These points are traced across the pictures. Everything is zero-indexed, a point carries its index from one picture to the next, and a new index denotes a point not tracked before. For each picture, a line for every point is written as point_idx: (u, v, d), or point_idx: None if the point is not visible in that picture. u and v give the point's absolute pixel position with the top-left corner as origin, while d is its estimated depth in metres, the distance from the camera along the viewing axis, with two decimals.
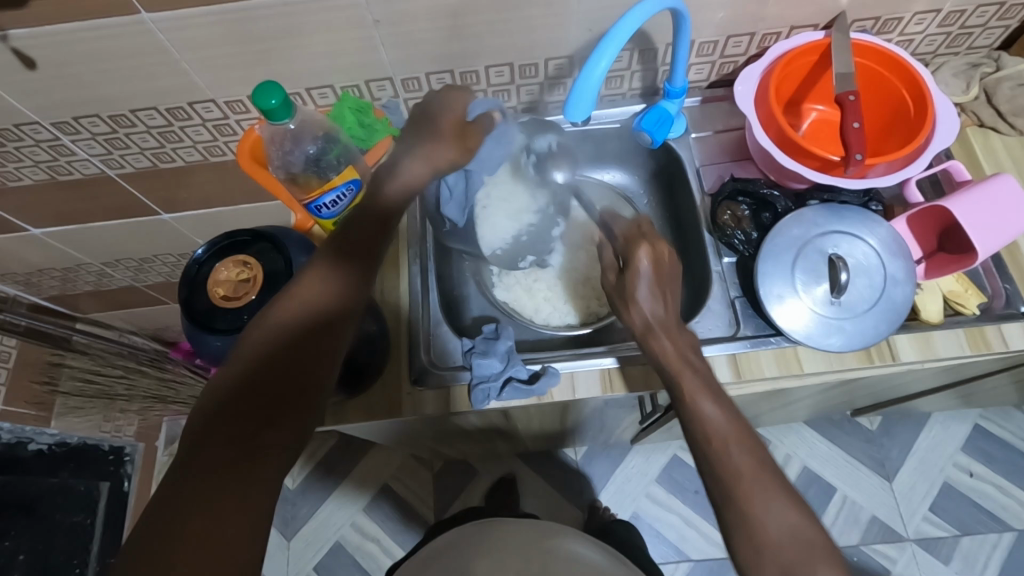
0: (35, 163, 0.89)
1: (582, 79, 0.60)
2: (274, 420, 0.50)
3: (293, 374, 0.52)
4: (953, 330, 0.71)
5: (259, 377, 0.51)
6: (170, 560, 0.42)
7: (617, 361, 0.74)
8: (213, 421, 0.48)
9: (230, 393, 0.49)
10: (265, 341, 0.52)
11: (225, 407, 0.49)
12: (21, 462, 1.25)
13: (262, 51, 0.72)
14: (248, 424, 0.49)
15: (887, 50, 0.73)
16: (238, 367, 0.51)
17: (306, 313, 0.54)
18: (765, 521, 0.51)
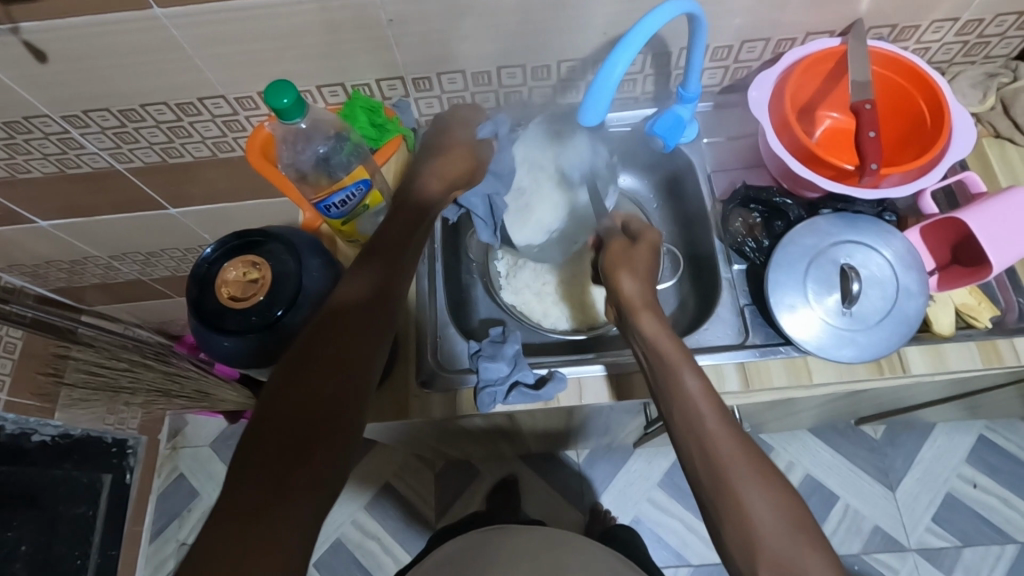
0: (44, 155, 0.89)
1: (599, 83, 0.60)
2: (305, 453, 0.46)
3: (322, 401, 0.49)
4: (965, 343, 0.71)
5: (286, 410, 0.48)
6: None
7: (604, 368, 0.73)
8: (242, 468, 0.45)
9: (258, 433, 0.47)
10: (298, 375, 0.50)
11: (253, 451, 0.46)
12: (25, 453, 1.27)
13: (274, 48, 0.72)
14: (281, 460, 0.45)
15: (905, 59, 0.72)
16: (265, 406, 0.49)
17: (333, 344, 0.52)
18: (753, 508, 0.48)
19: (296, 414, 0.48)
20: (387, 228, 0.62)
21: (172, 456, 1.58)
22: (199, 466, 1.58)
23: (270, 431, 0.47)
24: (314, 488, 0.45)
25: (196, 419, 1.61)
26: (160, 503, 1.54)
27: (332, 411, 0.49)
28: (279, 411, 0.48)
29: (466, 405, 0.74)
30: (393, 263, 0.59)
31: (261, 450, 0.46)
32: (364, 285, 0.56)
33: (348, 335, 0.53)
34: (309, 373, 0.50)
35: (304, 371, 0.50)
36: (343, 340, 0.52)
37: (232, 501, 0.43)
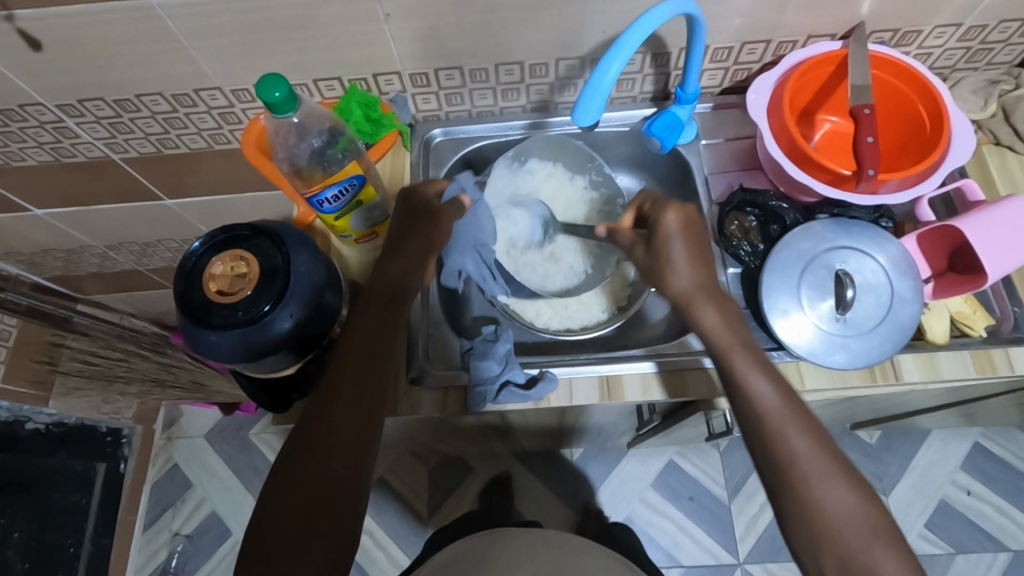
0: (39, 144, 0.88)
1: (593, 83, 0.59)
2: (322, 515, 0.54)
3: (334, 463, 0.56)
4: (960, 352, 0.70)
5: (303, 474, 0.55)
6: None
7: (655, 365, 0.73)
8: (267, 527, 0.53)
9: (280, 493, 0.55)
10: (315, 432, 0.56)
11: (277, 510, 0.54)
12: (18, 441, 1.26)
13: (269, 41, 0.72)
14: (300, 516, 0.53)
15: (905, 64, 0.72)
16: (285, 463, 0.56)
17: (344, 402, 0.58)
18: (824, 502, 0.55)
19: (313, 477, 0.55)
20: (392, 273, 0.65)
21: (166, 446, 1.59)
22: (194, 457, 1.58)
23: (291, 492, 0.54)
24: (327, 546, 0.53)
25: (191, 410, 1.62)
26: (153, 494, 1.55)
27: (342, 472, 0.56)
28: (298, 472, 0.55)
29: (457, 404, 0.73)
30: (393, 310, 0.63)
31: (283, 511, 0.54)
32: (368, 335, 0.61)
33: (356, 394, 0.58)
34: (321, 435, 0.56)
35: (319, 431, 0.56)
36: (353, 398, 0.58)
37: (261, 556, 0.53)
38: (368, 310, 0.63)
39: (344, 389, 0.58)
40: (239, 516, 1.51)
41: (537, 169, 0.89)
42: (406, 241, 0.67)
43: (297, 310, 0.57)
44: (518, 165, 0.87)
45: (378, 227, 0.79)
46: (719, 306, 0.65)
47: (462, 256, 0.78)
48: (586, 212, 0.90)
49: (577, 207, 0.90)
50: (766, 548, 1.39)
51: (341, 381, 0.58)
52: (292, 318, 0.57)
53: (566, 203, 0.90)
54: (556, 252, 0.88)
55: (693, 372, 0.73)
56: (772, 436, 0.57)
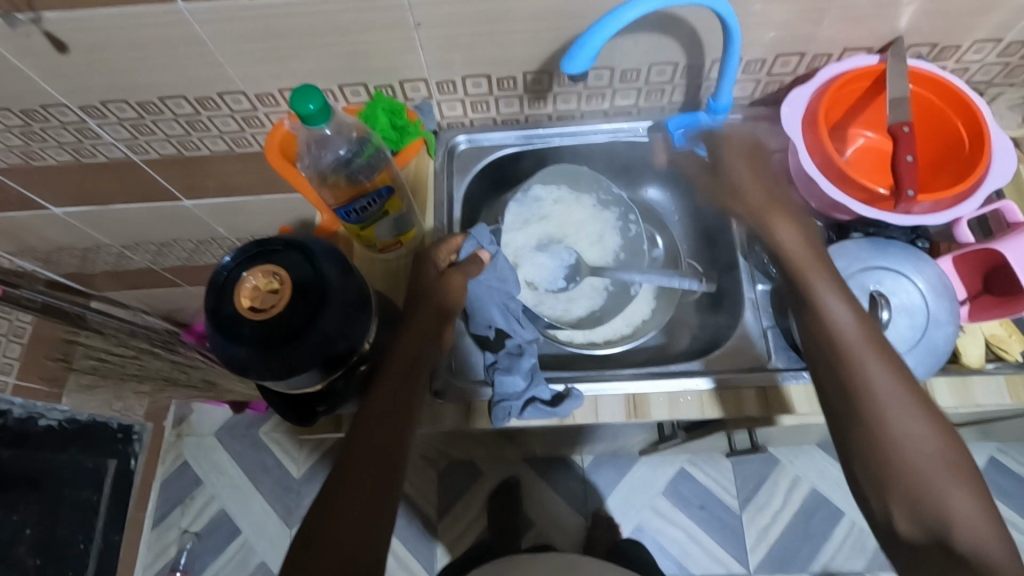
0: (59, 144, 0.88)
1: (610, 17, 0.57)
2: (358, 552, 0.53)
3: (369, 498, 0.55)
4: (995, 376, 0.69)
5: (342, 501, 0.54)
6: None
7: (711, 383, 0.71)
8: (300, 566, 0.52)
9: (315, 532, 0.53)
10: (352, 453, 0.57)
11: (311, 548, 0.52)
12: (31, 437, 1.25)
13: (298, 46, 0.70)
14: (335, 536, 0.53)
15: (945, 80, 0.70)
16: (320, 501, 0.55)
17: (382, 423, 0.58)
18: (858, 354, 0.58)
19: (347, 513, 0.54)
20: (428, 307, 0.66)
21: (177, 443, 1.59)
22: (204, 454, 1.58)
23: (328, 529, 0.53)
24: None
25: (202, 407, 1.61)
26: (162, 491, 1.55)
27: (376, 508, 0.55)
28: (333, 509, 0.54)
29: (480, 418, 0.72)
30: (424, 348, 0.64)
31: (316, 548, 0.52)
32: (399, 373, 0.61)
33: (388, 429, 0.58)
34: (356, 472, 0.56)
35: (352, 468, 0.56)
36: (386, 435, 0.58)
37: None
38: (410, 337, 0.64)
39: (376, 425, 0.58)
40: (249, 515, 1.51)
41: (546, 195, 0.86)
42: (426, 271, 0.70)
43: (328, 328, 0.56)
44: (524, 194, 0.85)
45: (402, 237, 0.77)
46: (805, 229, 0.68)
47: (488, 312, 0.73)
48: (600, 231, 0.88)
49: (590, 227, 0.88)
50: (777, 559, 1.38)
51: (374, 418, 0.59)
52: (323, 335, 0.56)
53: (577, 224, 0.87)
54: (572, 278, 0.84)
55: (718, 392, 0.71)
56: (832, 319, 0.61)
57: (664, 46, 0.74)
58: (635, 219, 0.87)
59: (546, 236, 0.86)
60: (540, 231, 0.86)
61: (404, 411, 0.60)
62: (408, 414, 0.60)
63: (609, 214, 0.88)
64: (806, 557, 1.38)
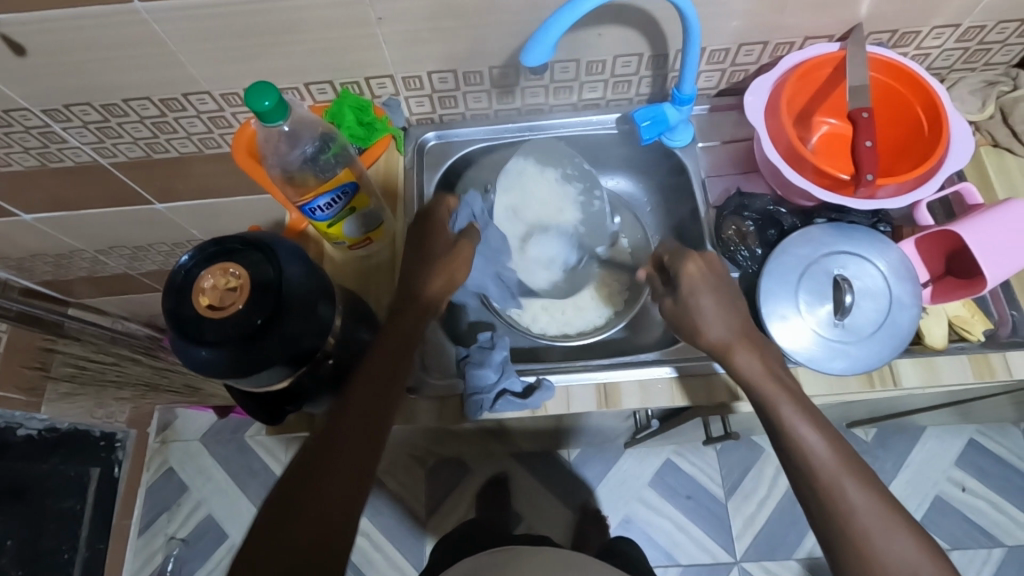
0: (25, 149, 0.87)
1: (566, 9, 0.58)
2: (326, 543, 0.53)
3: (341, 489, 0.55)
4: (958, 356, 0.70)
5: (316, 482, 0.55)
6: None
7: (674, 370, 0.72)
8: (270, 544, 0.53)
9: (285, 515, 0.54)
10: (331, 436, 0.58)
11: (278, 530, 0.53)
12: (9, 447, 1.23)
13: (260, 45, 0.70)
14: (306, 515, 0.54)
15: (903, 66, 0.71)
16: (291, 485, 0.56)
17: (365, 408, 0.59)
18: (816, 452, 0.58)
19: (317, 503, 0.54)
20: (420, 294, 0.66)
21: (161, 450, 1.58)
22: (189, 460, 1.57)
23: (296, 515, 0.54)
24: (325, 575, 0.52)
25: (186, 412, 1.60)
26: (147, 498, 1.54)
27: (348, 499, 0.55)
28: (304, 496, 0.54)
29: (454, 413, 0.72)
30: (411, 342, 0.64)
31: (284, 533, 0.53)
32: (386, 364, 0.61)
33: (368, 423, 0.59)
34: (332, 460, 0.56)
35: (328, 456, 0.56)
36: (366, 427, 0.58)
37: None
38: (398, 320, 0.64)
39: (357, 417, 0.58)
40: (236, 519, 1.51)
41: (512, 167, 0.84)
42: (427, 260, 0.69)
43: (289, 323, 0.56)
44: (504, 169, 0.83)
45: (372, 233, 0.77)
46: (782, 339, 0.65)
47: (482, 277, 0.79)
48: (561, 205, 0.86)
49: (552, 200, 0.86)
50: (764, 546, 1.39)
51: (357, 410, 0.59)
52: (284, 331, 0.56)
53: (543, 198, 0.85)
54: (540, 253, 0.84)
55: (688, 379, 0.72)
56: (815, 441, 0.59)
57: (626, 38, 0.75)
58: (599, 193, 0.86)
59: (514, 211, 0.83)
60: (510, 206, 0.83)
61: (387, 404, 0.60)
62: (391, 405, 0.60)
63: (572, 187, 0.86)
64: (793, 544, 1.39)
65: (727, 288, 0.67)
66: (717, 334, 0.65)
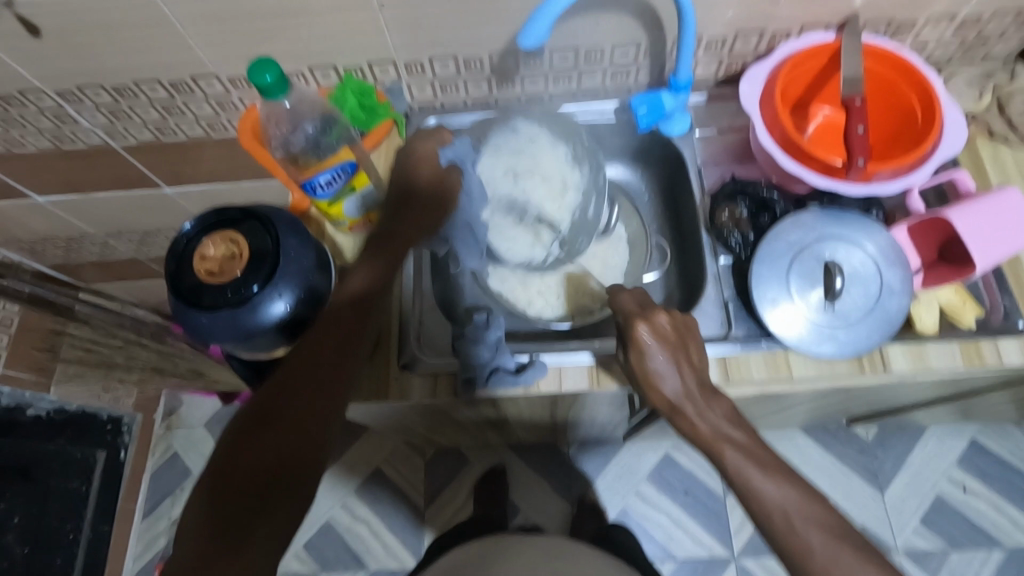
0: (38, 131, 0.89)
1: (547, 4, 0.59)
2: (288, 471, 0.55)
3: (294, 435, 0.56)
4: (947, 342, 0.70)
5: (288, 397, 0.57)
6: (240, 535, 0.52)
7: (591, 358, 0.74)
8: (241, 454, 0.55)
9: (233, 458, 0.54)
10: (302, 354, 0.58)
11: (227, 471, 0.54)
12: (19, 426, 1.25)
13: (265, 28, 0.72)
14: (281, 429, 0.56)
15: (897, 55, 0.72)
16: (241, 431, 0.56)
17: (339, 328, 0.60)
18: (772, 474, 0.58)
19: (269, 446, 0.55)
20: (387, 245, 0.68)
21: (166, 435, 1.60)
22: (193, 446, 1.59)
23: (247, 458, 0.54)
24: (280, 515, 0.54)
25: (192, 398, 1.63)
26: (152, 482, 1.56)
27: (303, 445, 0.56)
28: (253, 442, 0.55)
29: (447, 390, 0.74)
30: (369, 300, 0.64)
31: (233, 475, 0.54)
32: (341, 318, 0.61)
33: (320, 373, 0.58)
34: (282, 405, 0.56)
35: (277, 403, 0.56)
36: (318, 378, 0.58)
37: (218, 504, 0.53)
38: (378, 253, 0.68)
39: (310, 367, 0.58)
40: None
41: (524, 130, 0.83)
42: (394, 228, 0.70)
43: (286, 291, 0.58)
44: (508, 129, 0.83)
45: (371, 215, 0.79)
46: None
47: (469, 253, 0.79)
48: (561, 182, 0.82)
49: (556, 179, 0.82)
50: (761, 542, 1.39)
51: (306, 361, 0.58)
52: (281, 299, 0.58)
53: (541, 165, 0.82)
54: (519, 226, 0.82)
55: None
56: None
57: (624, 26, 0.76)
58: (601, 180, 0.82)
59: (512, 174, 0.82)
60: (507, 164, 0.82)
61: (342, 357, 0.60)
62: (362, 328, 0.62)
63: (578, 173, 0.82)
64: None
65: (683, 340, 0.66)
66: (670, 393, 0.64)
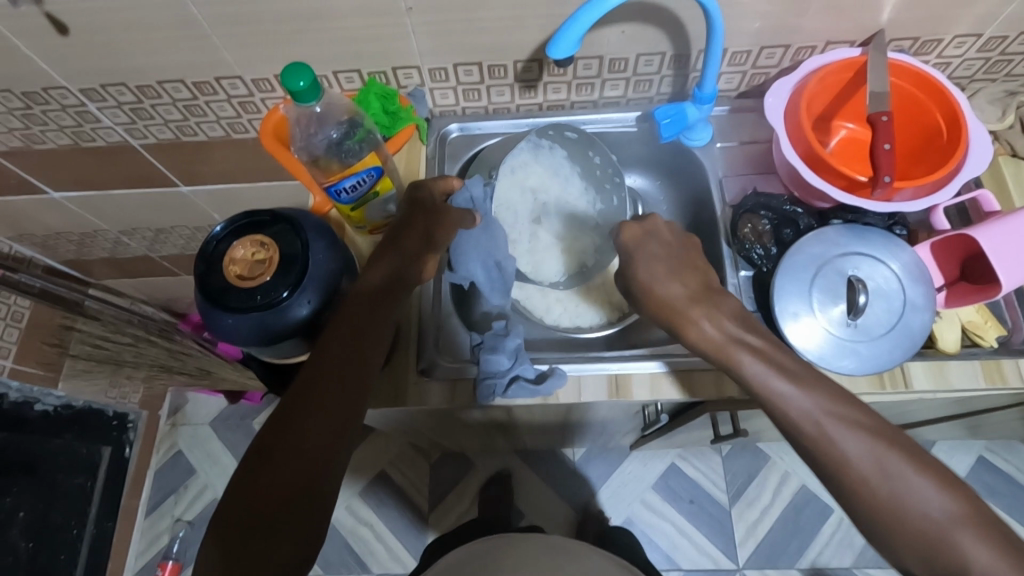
0: (59, 127, 0.89)
1: (575, 17, 0.59)
2: (312, 483, 0.54)
3: (309, 457, 0.54)
4: (969, 361, 0.70)
5: (307, 407, 0.55)
6: (265, 549, 0.51)
7: (607, 367, 0.74)
8: (264, 468, 0.53)
9: (248, 481, 0.53)
10: (321, 363, 0.57)
11: (242, 495, 0.52)
12: (27, 422, 1.26)
13: (293, 32, 0.72)
14: (302, 440, 0.54)
15: (925, 73, 0.72)
16: (263, 444, 0.55)
17: (358, 337, 0.59)
18: None
19: (292, 459, 0.53)
20: (406, 246, 0.66)
21: (171, 432, 1.59)
22: (198, 444, 1.58)
23: (260, 480, 0.52)
24: (292, 540, 0.52)
25: (197, 397, 1.62)
26: (156, 479, 1.55)
27: (317, 470, 0.54)
28: (267, 466, 0.53)
29: (466, 397, 0.74)
30: (386, 301, 0.62)
31: (251, 499, 0.52)
32: (354, 333, 0.59)
33: (334, 395, 0.56)
34: (298, 425, 0.55)
35: (292, 424, 0.55)
36: (337, 385, 0.57)
37: (239, 521, 0.51)
38: (394, 248, 0.66)
39: (326, 384, 0.56)
40: None
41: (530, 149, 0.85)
42: (404, 236, 0.67)
43: (314, 297, 0.59)
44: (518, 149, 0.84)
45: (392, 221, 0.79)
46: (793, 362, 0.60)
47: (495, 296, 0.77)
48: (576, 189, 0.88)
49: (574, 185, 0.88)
50: (766, 554, 1.39)
51: (323, 377, 0.57)
52: (308, 304, 0.58)
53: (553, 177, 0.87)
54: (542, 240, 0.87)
55: (699, 373, 0.73)
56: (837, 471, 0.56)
57: (650, 37, 0.76)
58: (619, 180, 0.85)
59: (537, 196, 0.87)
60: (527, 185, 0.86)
61: (357, 376, 0.58)
62: (378, 335, 0.60)
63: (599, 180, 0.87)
64: (795, 552, 1.38)
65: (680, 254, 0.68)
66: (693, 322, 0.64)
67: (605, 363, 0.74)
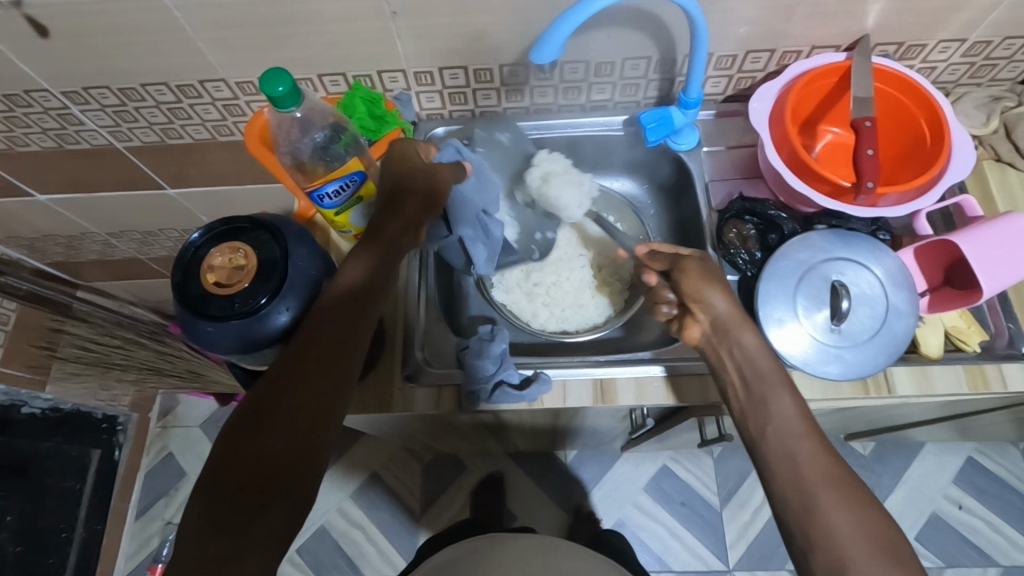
0: (43, 130, 0.89)
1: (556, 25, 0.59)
2: (301, 454, 0.52)
3: (285, 454, 0.52)
4: (953, 366, 0.71)
5: (297, 376, 0.54)
6: (251, 519, 0.49)
7: (596, 372, 0.74)
8: (251, 438, 0.51)
9: (236, 454, 0.51)
10: (312, 335, 0.56)
11: (227, 468, 0.50)
12: (14, 423, 1.24)
13: (276, 35, 0.72)
14: (292, 410, 0.53)
15: (908, 77, 0.72)
16: (248, 415, 0.52)
17: (349, 307, 0.58)
18: None
19: (281, 429, 0.52)
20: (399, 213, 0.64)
21: (161, 435, 1.58)
22: (189, 446, 1.57)
23: (249, 449, 0.51)
24: (267, 539, 0.49)
25: (188, 399, 1.61)
26: (147, 481, 1.54)
27: (307, 441, 0.53)
28: (255, 437, 0.51)
29: (451, 403, 0.74)
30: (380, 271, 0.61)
31: (226, 498, 0.49)
32: (345, 306, 0.58)
33: (326, 367, 0.55)
34: (275, 424, 0.52)
35: (265, 423, 0.52)
36: (327, 357, 0.55)
37: (223, 490, 0.49)
38: (385, 213, 0.64)
39: (315, 357, 0.55)
40: None
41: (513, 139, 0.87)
42: (400, 203, 0.65)
43: (293, 304, 0.58)
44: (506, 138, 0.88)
45: None
46: (794, 392, 0.58)
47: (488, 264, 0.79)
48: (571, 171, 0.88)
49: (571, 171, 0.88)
50: (756, 555, 1.39)
51: (299, 371, 0.54)
52: (288, 311, 0.58)
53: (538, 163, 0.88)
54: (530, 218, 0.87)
55: (687, 379, 0.73)
56: (809, 517, 0.51)
57: (635, 41, 0.76)
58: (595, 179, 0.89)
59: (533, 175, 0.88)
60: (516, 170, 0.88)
61: (348, 349, 0.57)
62: (371, 306, 0.60)
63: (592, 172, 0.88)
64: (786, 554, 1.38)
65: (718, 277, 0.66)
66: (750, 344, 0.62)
67: (594, 369, 0.74)
